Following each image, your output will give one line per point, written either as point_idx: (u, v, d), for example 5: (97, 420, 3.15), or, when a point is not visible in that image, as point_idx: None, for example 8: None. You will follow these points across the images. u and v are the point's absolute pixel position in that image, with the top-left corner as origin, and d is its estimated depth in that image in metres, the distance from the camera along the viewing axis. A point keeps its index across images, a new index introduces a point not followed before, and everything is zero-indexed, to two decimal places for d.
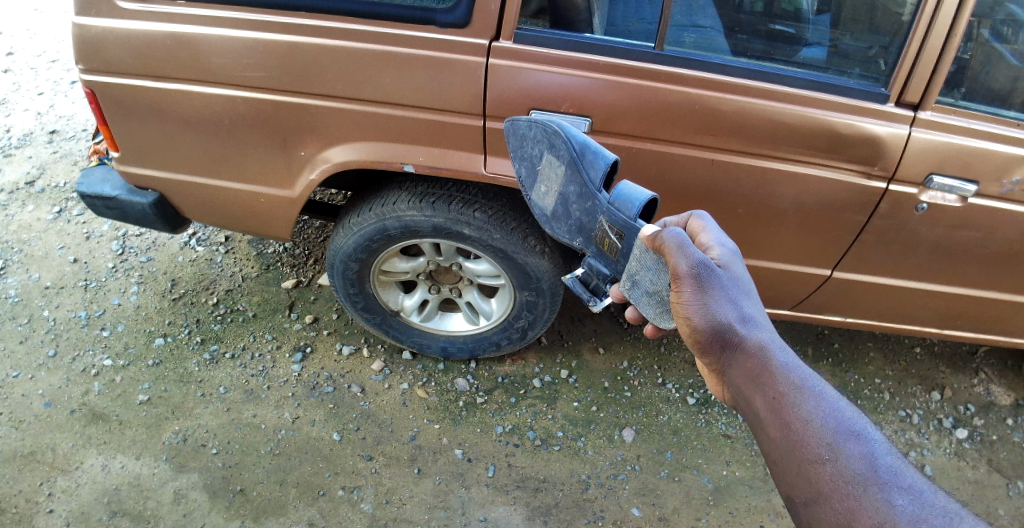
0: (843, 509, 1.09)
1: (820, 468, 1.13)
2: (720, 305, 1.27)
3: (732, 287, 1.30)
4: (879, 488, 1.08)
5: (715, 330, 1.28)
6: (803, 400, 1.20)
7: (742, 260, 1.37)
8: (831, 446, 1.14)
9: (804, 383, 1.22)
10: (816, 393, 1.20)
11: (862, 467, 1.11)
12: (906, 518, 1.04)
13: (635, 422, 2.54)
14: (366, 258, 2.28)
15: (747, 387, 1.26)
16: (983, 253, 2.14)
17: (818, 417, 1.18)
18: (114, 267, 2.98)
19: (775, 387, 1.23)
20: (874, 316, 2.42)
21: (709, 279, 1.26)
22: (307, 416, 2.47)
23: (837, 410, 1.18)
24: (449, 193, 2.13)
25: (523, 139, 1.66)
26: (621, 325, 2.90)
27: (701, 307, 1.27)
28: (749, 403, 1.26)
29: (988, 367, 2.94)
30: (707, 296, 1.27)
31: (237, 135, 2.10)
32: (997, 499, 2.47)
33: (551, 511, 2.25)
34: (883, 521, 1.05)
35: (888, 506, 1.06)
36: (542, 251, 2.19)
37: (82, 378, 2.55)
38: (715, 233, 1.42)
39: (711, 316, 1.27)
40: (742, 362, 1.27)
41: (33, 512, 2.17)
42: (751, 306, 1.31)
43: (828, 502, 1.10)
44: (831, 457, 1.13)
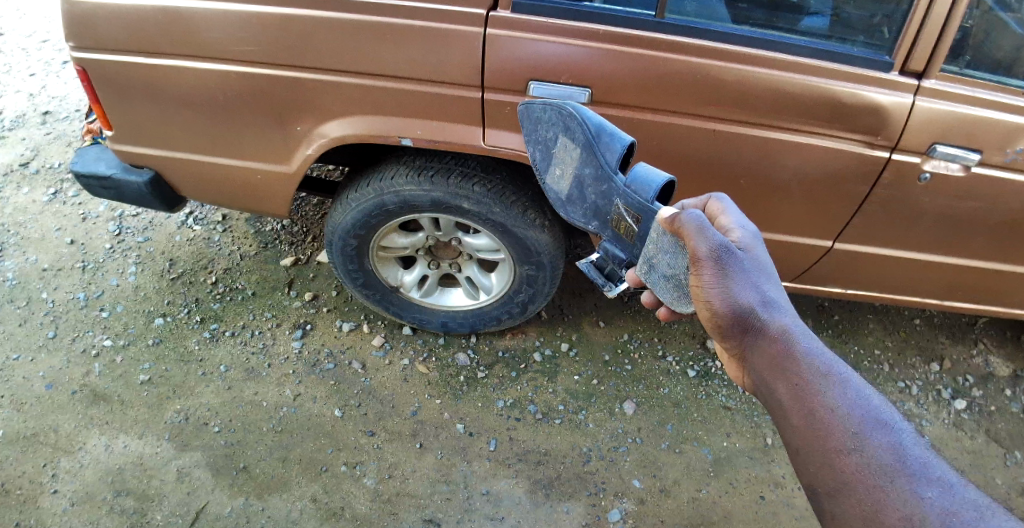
0: (870, 501, 1.10)
1: (846, 459, 1.14)
2: (741, 289, 1.29)
3: (753, 272, 1.32)
4: (908, 479, 1.10)
5: (735, 314, 1.30)
6: (828, 388, 1.21)
7: (762, 244, 1.38)
8: (857, 436, 1.16)
9: (829, 371, 1.23)
10: (842, 381, 1.22)
11: (890, 458, 1.12)
12: (935, 511, 1.05)
13: (635, 396, 2.55)
14: (364, 234, 2.27)
15: (770, 374, 1.28)
16: (984, 223, 2.13)
17: (843, 406, 1.19)
18: (111, 248, 2.96)
19: (798, 374, 1.24)
20: (874, 288, 2.42)
21: (730, 264, 1.28)
22: (308, 393, 2.48)
23: (863, 399, 1.20)
24: (448, 167, 2.11)
25: (537, 123, 1.69)
26: (622, 299, 2.89)
27: (722, 292, 1.29)
28: (772, 391, 1.28)
29: (987, 337, 2.95)
30: (727, 280, 1.29)
31: (232, 111, 2.07)
32: (994, 468, 2.49)
33: (553, 483, 2.26)
34: (912, 514, 1.06)
35: (916, 498, 1.07)
36: (542, 225, 2.18)
37: (83, 359, 2.54)
38: (733, 216, 1.44)
39: (732, 300, 1.29)
40: (764, 348, 1.29)
41: (38, 492, 2.18)
42: (772, 291, 1.32)
43: (854, 492, 1.12)
44: (857, 447, 1.14)
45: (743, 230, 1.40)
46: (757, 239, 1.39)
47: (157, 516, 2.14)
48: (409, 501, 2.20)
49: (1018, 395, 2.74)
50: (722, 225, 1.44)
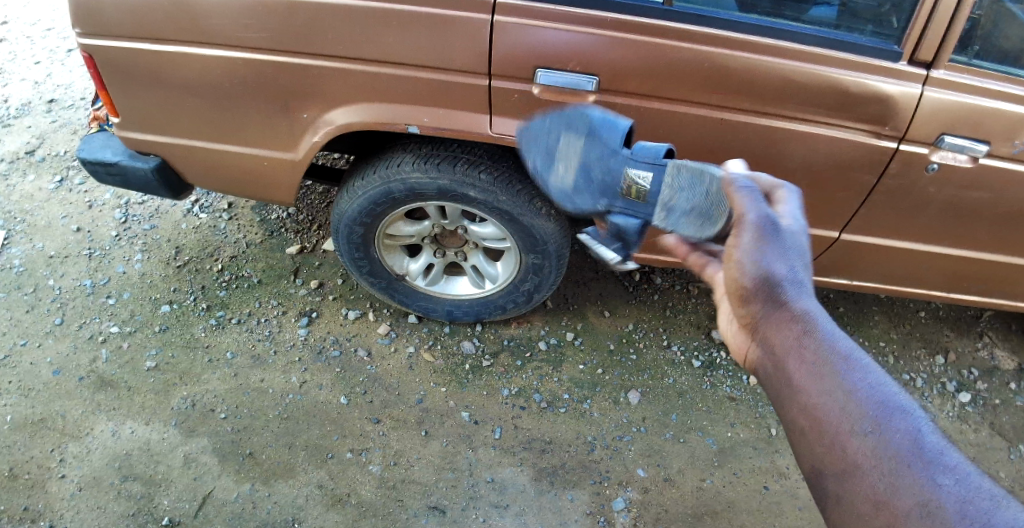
0: (883, 486, 0.97)
1: (858, 442, 1.00)
2: (780, 258, 1.13)
3: (793, 246, 1.17)
4: (923, 465, 0.96)
5: (765, 280, 1.13)
6: (846, 367, 1.05)
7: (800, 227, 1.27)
8: (875, 419, 1.01)
9: (850, 351, 1.07)
10: (861, 361, 1.06)
11: (908, 444, 0.98)
12: (952, 499, 0.92)
13: (640, 385, 2.55)
14: (370, 222, 2.27)
15: (783, 347, 1.10)
16: (991, 215, 2.13)
17: (862, 388, 1.03)
18: (117, 236, 2.97)
19: (817, 349, 1.07)
20: (880, 279, 2.42)
21: (775, 231, 1.14)
22: (314, 380, 2.49)
23: (880, 380, 1.05)
24: (454, 155, 2.11)
25: (540, 131, 1.73)
26: (627, 289, 2.89)
27: (758, 255, 1.13)
28: (781, 366, 1.10)
29: (993, 330, 2.94)
30: (765, 244, 1.14)
31: (238, 98, 2.06)
32: (998, 461, 2.50)
33: (557, 471, 2.28)
34: (926, 501, 0.93)
35: (933, 486, 0.94)
36: (549, 213, 2.19)
37: (90, 345, 2.56)
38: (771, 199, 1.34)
39: (764, 264, 1.13)
40: (784, 321, 1.12)
41: (46, 478, 2.20)
42: (805, 268, 1.18)
43: (863, 476, 0.99)
44: (873, 430, 1.00)
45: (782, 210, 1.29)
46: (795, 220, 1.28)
47: (164, 501, 2.16)
48: (414, 488, 2.22)
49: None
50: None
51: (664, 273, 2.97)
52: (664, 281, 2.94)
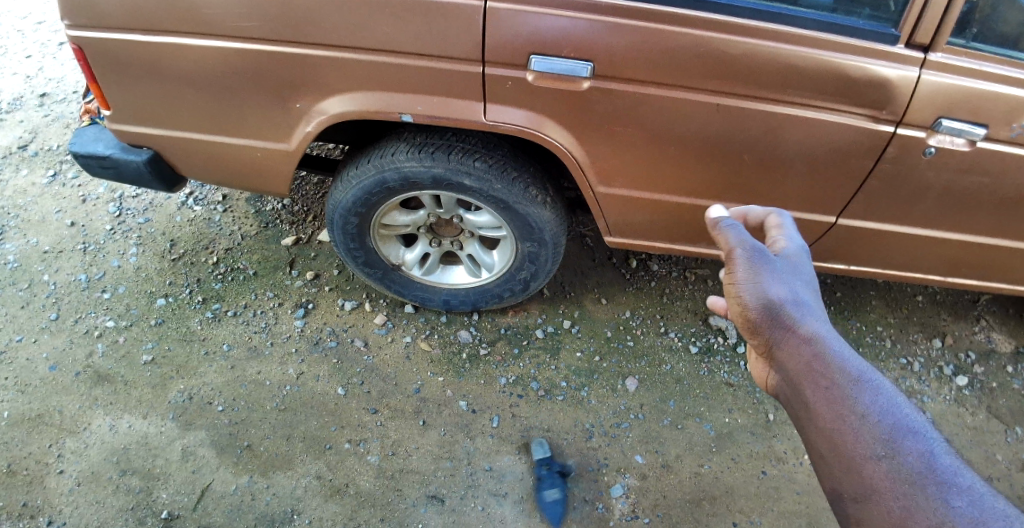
0: (897, 509, 1.05)
1: (874, 464, 1.09)
2: (773, 287, 1.30)
3: (786, 273, 1.34)
4: (937, 487, 1.04)
5: (767, 310, 1.29)
6: (857, 390, 1.17)
7: (808, 254, 1.41)
8: (888, 443, 1.11)
9: (861, 375, 1.19)
10: (873, 386, 1.18)
11: (920, 466, 1.07)
12: (966, 520, 0.99)
13: (638, 372, 2.55)
14: (365, 212, 2.26)
15: (798, 373, 1.24)
16: (989, 198, 2.12)
17: (874, 412, 1.14)
18: (112, 229, 2.95)
19: (827, 374, 1.20)
20: (878, 265, 2.42)
21: (760, 262, 1.32)
22: (311, 371, 2.48)
23: (893, 404, 1.15)
24: (449, 143, 2.09)
25: None
26: (624, 277, 2.88)
27: (753, 288, 1.31)
28: (798, 392, 1.23)
29: (990, 315, 2.94)
30: (760, 277, 1.31)
31: (231, 89, 2.05)
32: (993, 444, 2.51)
33: (556, 459, 2.29)
34: (941, 524, 1.01)
35: (946, 507, 1.01)
36: (544, 201, 2.18)
37: (86, 340, 2.55)
38: (784, 229, 1.48)
39: (762, 295, 1.30)
40: (795, 349, 1.26)
41: (44, 473, 2.19)
42: (807, 293, 1.33)
43: (880, 500, 1.07)
44: (886, 454, 1.10)
45: (790, 240, 1.44)
46: (803, 249, 1.42)
47: (163, 495, 2.16)
48: (413, 478, 2.22)
49: (1019, 372, 2.74)
50: (771, 239, 1.48)
51: (661, 260, 2.96)
52: (661, 267, 2.93)
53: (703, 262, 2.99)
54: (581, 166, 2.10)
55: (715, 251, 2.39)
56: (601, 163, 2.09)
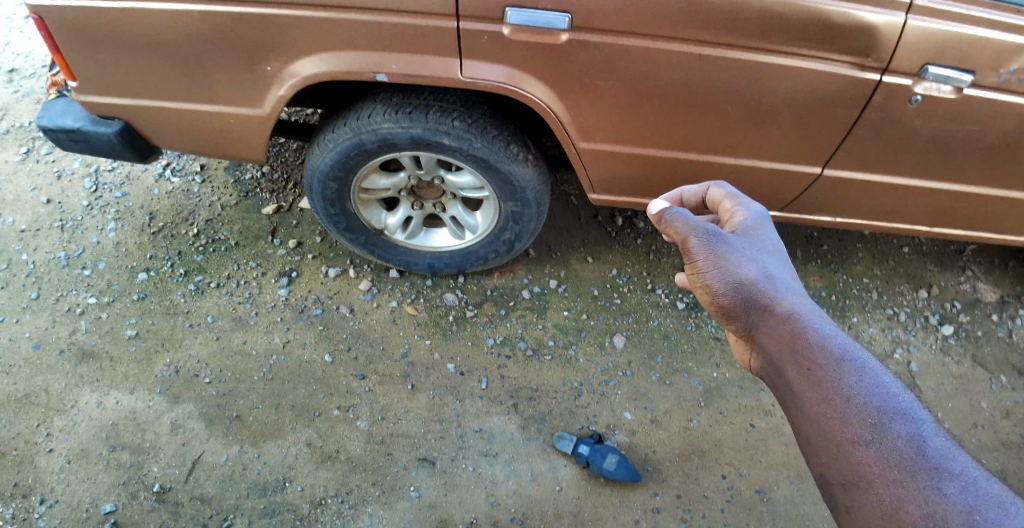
0: (889, 496, 1.10)
1: (862, 450, 1.16)
2: (738, 269, 1.41)
3: (749, 253, 1.43)
4: (928, 473, 1.09)
5: (736, 294, 1.40)
6: (842, 375, 1.23)
7: (769, 226, 1.49)
8: (876, 427, 1.16)
9: (843, 357, 1.25)
10: (857, 369, 1.23)
11: (909, 451, 1.12)
12: (957, 508, 1.04)
13: (625, 329, 2.56)
14: (344, 176, 2.22)
15: (778, 353, 1.33)
16: (976, 146, 2.10)
17: (860, 395, 1.20)
18: (89, 205, 2.86)
19: (809, 359, 1.27)
20: (864, 215, 2.42)
21: (718, 247, 1.42)
22: (298, 339, 2.46)
23: (880, 388, 1.21)
24: (426, 103, 2.05)
25: None
26: (610, 235, 2.85)
27: (718, 274, 1.42)
28: (781, 372, 1.32)
29: (975, 264, 2.95)
30: (722, 263, 1.42)
31: (199, 53, 1.97)
32: (979, 392, 2.54)
33: (545, 418, 2.31)
34: (933, 511, 1.05)
35: (938, 495, 1.06)
36: (526, 159, 2.15)
37: (68, 318, 2.50)
38: (741, 203, 1.57)
39: (729, 281, 1.41)
40: (772, 328, 1.35)
41: (33, 452, 2.18)
42: (774, 269, 1.41)
43: (870, 485, 1.13)
44: (875, 439, 1.15)
45: (749, 215, 1.53)
46: (762, 222, 1.50)
47: (154, 468, 2.15)
48: (404, 442, 2.24)
49: (1003, 321, 2.77)
50: (728, 211, 1.58)
51: (647, 217, 2.93)
52: (647, 225, 2.91)
53: None
54: (562, 122, 2.06)
55: None
56: (582, 119, 2.05)
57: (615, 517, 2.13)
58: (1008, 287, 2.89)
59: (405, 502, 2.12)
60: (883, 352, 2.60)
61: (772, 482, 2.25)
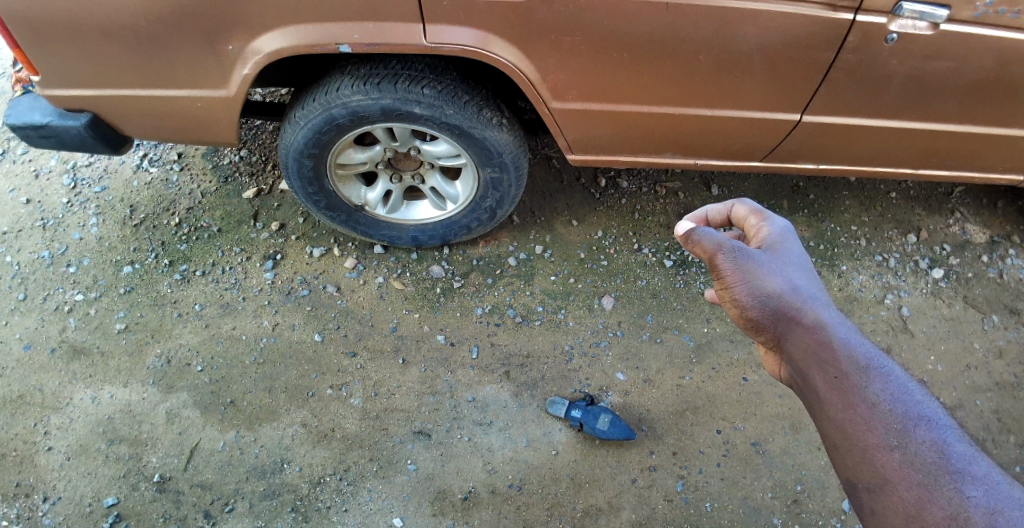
0: (912, 499, 1.12)
1: (888, 454, 1.17)
2: (767, 283, 1.37)
3: (776, 266, 1.40)
4: (951, 477, 1.10)
5: (768, 309, 1.37)
6: (868, 381, 1.24)
7: (795, 239, 1.44)
8: (901, 432, 1.17)
9: (869, 364, 1.26)
10: (883, 376, 1.24)
11: (934, 455, 1.14)
12: (980, 510, 1.05)
13: (613, 290, 2.55)
14: (319, 153, 2.19)
15: (808, 364, 1.31)
16: (956, 83, 2.07)
17: (885, 401, 1.21)
18: (69, 202, 2.78)
19: (835, 367, 1.27)
20: (846, 161, 2.41)
21: (745, 262, 1.39)
22: (286, 321, 2.45)
23: (905, 394, 1.22)
24: (394, 72, 2.01)
25: None
26: (594, 197, 2.83)
27: (746, 289, 1.38)
28: (809, 381, 1.31)
29: (964, 206, 2.94)
30: (754, 280, 1.38)
31: (159, 38, 1.92)
32: (972, 333, 2.54)
33: (538, 384, 2.31)
34: (955, 513, 1.07)
35: (961, 497, 1.07)
36: (500, 123, 2.14)
37: (57, 316, 2.46)
38: (766, 218, 1.50)
39: (762, 297, 1.37)
40: (801, 339, 1.34)
41: (33, 452, 2.17)
42: (801, 281, 1.39)
43: (894, 489, 1.14)
44: (899, 444, 1.16)
45: (774, 229, 1.47)
46: (787, 234, 1.45)
47: (152, 458, 2.15)
48: (397, 416, 2.24)
49: (994, 261, 2.76)
50: (752, 226, 1.52)
51: (630, 177, 2.90)
52: (631, 184, 2.88)
53: (673, 175, 2.93)
54: (532, 83, 2.03)
55: (680, 160, 2.37)
56: (553, 78, 2.02)
57: (613, 477, 2.14)
58: (998, 228, 2.88)
59: (402, 475, 2.12)
60: (874, 298, 2.60)
61: (768, 433, 2.26)
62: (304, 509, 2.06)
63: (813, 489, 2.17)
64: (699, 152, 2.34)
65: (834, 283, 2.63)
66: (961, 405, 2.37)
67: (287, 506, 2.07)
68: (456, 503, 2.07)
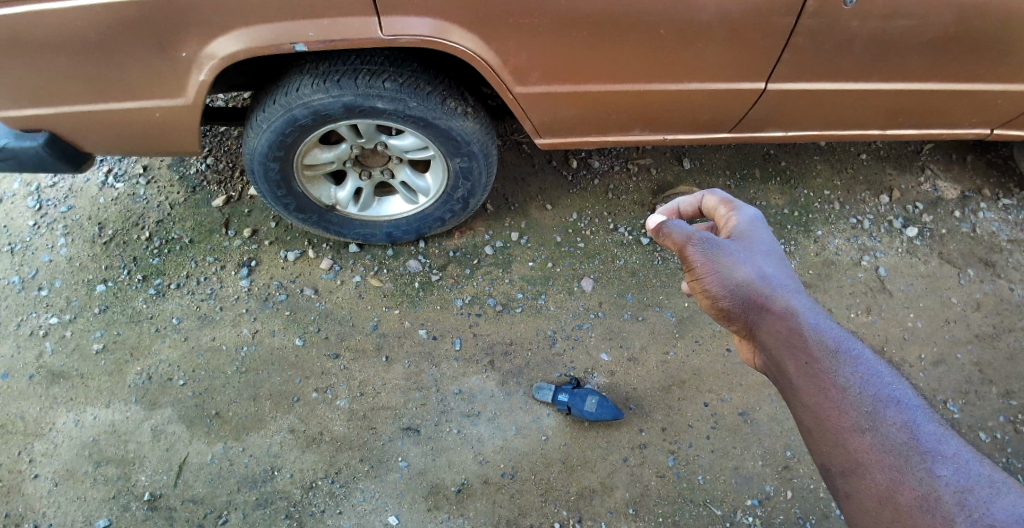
0: (885, 480, 1.14)
1: (860, 437, 1.19)
2: (736, 272, 1.38)
3: (746, 255, 1.40)
4: (922, 457, 1.13)
5: (740, 299, 1.37)
6: (839, 365, 1.26)
7: (764, 228, 1.45)
8: (872, 415, 1.20)
9: (838, 348, 1.28)
10: (852, 360, 1.27)
11: (904, 436, 1.16)
12: (950, 489, 1.08)
13: (592, 272, 2.55)
14: (284, 155, 2.15)
15: (780, 348, 1.32)
16: (918, 41, 2.07)
17: (855, 385, 1.24)
18: (35, 224, 2.69)
19: (806, 352, 1.29)
20: (813, 125, 2.42)
21: (714, 252, 1.39)
22: (266, 327, 2.42)
23: (874, 377, 1.24)
24: (354, 68, 1.98)
25: None
26: (566, 179, 2.82)
27: (718, 280, 1.38)
28: (782, 367, 1.32)
29: (933, 163, 2.96)
30: (725, 272, 1.38)
31: (109, 50, 1.87)
32: (949, 288, 2.57)
33: (523, 371, 2.31)
34: (927, 493, 1.09)
35: (932, 477, 1.10)
36: (464, 112, 2.12)
37: (32, 341, 2.40)
38: (735, 208, 1.51)
39: (733, 288, 1.37)
40: (773, 325, 1.35)
41: (19, 481, 2.12)
42: (770, 268, 1.40)
43: (867, 472, 1.16)
44: (871, 427, 1.19)
45: (743, 218, 1.48)
46: (757, 224, 1.47)
47: (142, 477, 2.12)
48: (385, 414, 2.22)
49: (966, 216, 2.79)
50: (722, 217, 1.53)
51: (602, 156, 2.89)
52: (603, 164, 2.87)
53: (644, 152, 2.93)
54: (494, 68, 2.01)
55: (649, 136, 2.37)
56: (514, 63, 2.00)
57: (604, 458, 2.14)
58: (968, 183, 2.91)
59: (395, 473, 2.11)
60: (850, 261, 2.62)
61: (754, 402, 2.27)
62: (298, 515, 2.05)
63: (803, 454, 2.18)
64: (667, 127, 2.34)
65: (811, 249, 2.64)
66: (942, 360, 2.40)
67: (281, 513, 2.05)
68: (449, 497, 2.07)
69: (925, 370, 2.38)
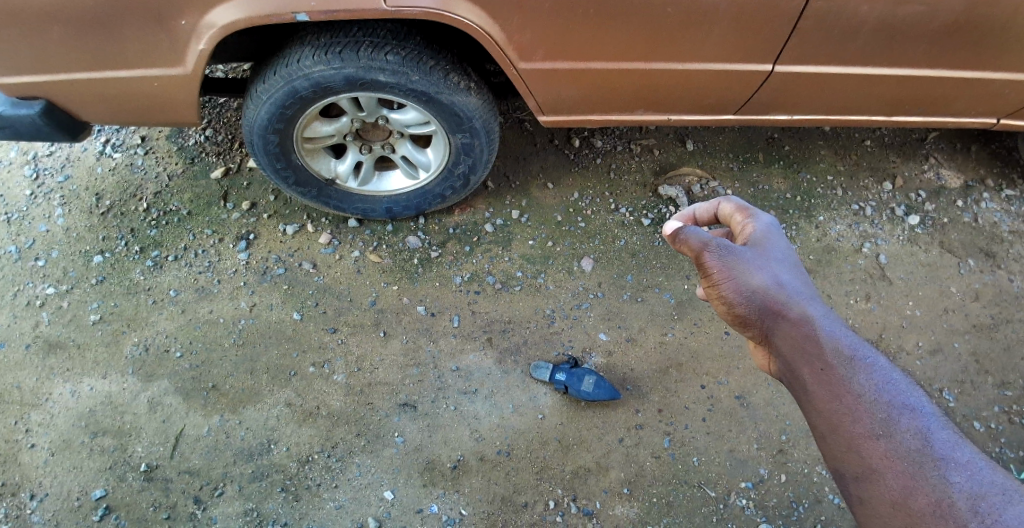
0: (899, 486, 1.14)
1: (874, 443, 1.18)
2: (752, 279, 1.37)
3: (761, 262, 1.39)
4: (935, 464, 1.13)
5: (757, 306, 1.37)
6: (853, 372, 1.26)
7: (780, 236, 1.43)
8: (886, 421, 1.20)
9: (853, 355, 1.28)
10: (867, 367, 1.27)
11: (918, 443, 1.16)
12: (964, 495, 1.08)
13: (592, 252, 2.54)
14: (285, 128, 2.13)
15: (793, 355, 1.32)
16: (927, 28, 2.05)
17: (870, 391, 1.24)
18: (32, 194, 2.66)
19: (821, 359, 1.29)
20: (819, 110, 2.40)
21: (731, 259, 1.37)
22: (264, 301, 2.41)
23: (888, 385, 1.24)
24: (356, 40, 1.95)
25: None
26: (568, 158, 2.80)
27: (733, 287, 1.38)
28: (795, 374, 1.32)
29: (937, 151, 2.95)
30: (742, 280, 1.37)
31: (107, 18, 1.84)
32: (949, 277, 2.57)
33: (521, 349, 2.31)
34: (940, 499, 1.09)
35: (945, 484, 1.10)
36: (468, 88, 2.10)
37: (29, 311, 2.39)
38: (751, 215, 1.50)
39: (749, 295, 1.37)
40: (788, 331, 1.34)
41: (16, 450, 2.13)
42: (786, 276, 1.39)
43: (881, 478, 1.16)
44: (885, 433, 1.18)
45: (760, 226, 1.47)
46: (772, 231, 1.45)
47: (138, 448, 2.12)
48: (383, 390, 2.22)
49: (969, 206, 2.78)
50: (738, 224, 1.51)
51: (605, 136, 2.87)
52: (605, 144, 2.85)
53: (648, 132, 2.90)
54: (499, 44, 1.99)
55: (653, 117, 2.36)
56: (519, 38, 1.97)
57: (600, 437, 2.15)
58: (971, 172, 2.90)
59: (391, 449, 2.11)
60: (852, 248, 2.61)
61: (751, 386, 2.27)
62: (293, 488, 2.05)
63: (798, 438, 2.19)
64: (671, 108, 2.32)
65: (812, 234, 2.63)
66: (939, 349, 2.40)
67: (277, 486, 2.05)
68: (445, 473, 2.07)
69: (923, 358, 2.38)
